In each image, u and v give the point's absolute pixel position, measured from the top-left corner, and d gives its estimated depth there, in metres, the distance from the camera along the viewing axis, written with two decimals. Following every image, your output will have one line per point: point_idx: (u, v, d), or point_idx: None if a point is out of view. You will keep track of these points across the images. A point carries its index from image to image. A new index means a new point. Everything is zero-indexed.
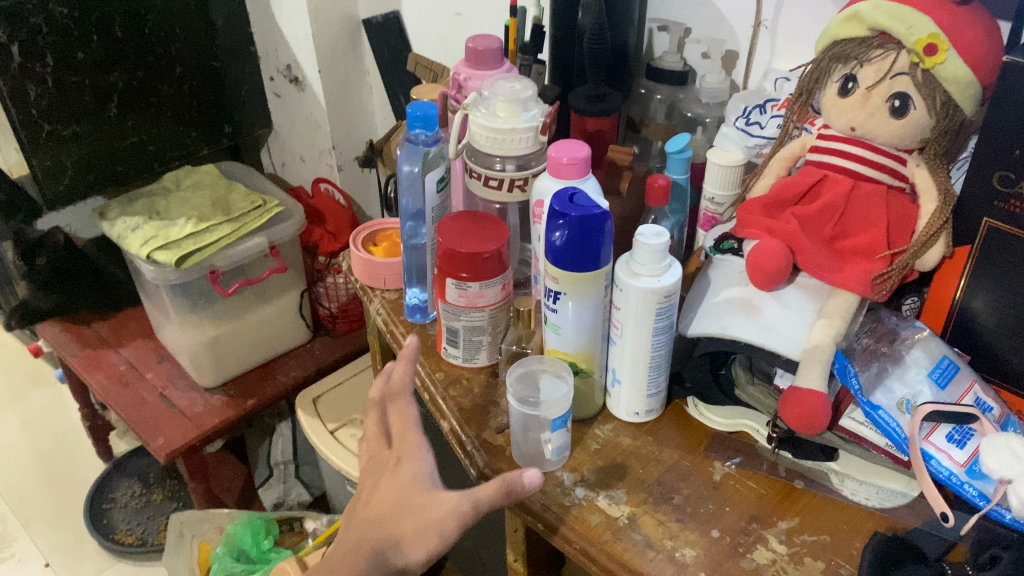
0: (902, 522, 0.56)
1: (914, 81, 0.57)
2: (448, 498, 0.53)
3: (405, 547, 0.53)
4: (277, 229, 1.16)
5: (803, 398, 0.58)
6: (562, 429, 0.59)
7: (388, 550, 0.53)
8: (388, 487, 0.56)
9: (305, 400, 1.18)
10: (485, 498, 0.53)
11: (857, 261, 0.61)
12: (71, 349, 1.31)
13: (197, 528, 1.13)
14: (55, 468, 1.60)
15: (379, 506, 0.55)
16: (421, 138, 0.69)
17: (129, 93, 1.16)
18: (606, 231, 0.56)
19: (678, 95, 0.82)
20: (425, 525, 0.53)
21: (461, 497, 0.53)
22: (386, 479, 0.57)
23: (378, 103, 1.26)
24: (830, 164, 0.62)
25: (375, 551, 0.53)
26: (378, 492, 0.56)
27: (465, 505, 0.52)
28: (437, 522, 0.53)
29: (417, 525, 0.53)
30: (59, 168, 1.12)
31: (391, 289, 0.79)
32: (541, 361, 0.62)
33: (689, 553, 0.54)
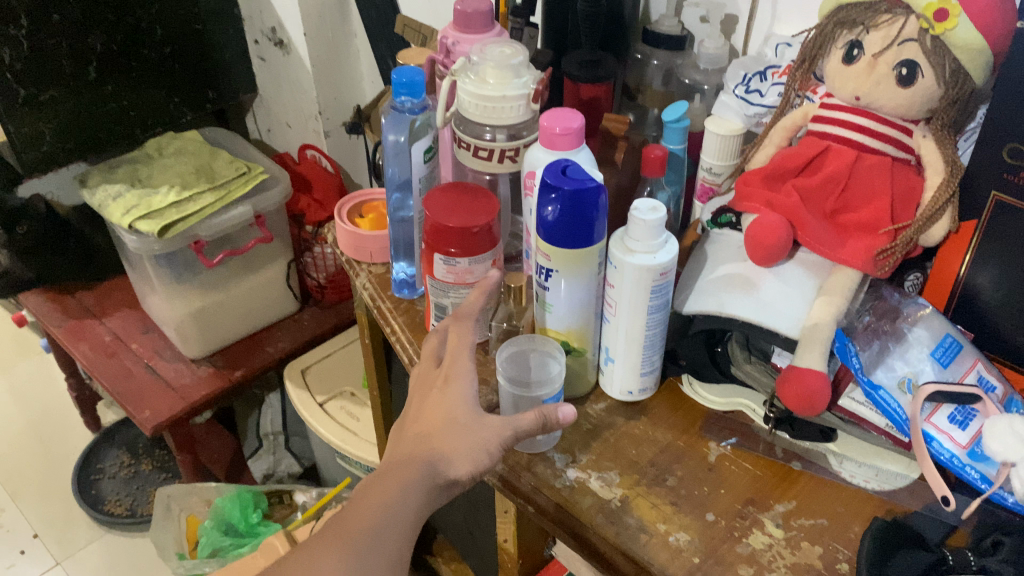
0: (902, 506, 0.54)
1: (922, 49, 0.54)
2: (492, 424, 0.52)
3: (454, 462, 0.51)
4: (263, 198, 1.13)
5: (802, 378, 0.56)
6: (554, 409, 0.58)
7: (437, 462, 0.51)
8: (437, 402, 0.53)
9: (293, 371, 1.16)
10: (524, 428, 0.52)
11: (860, 236, 0.59)
12: (55, 320, 1.29)
13: (185, 501, 1.12)
14: (44, 437, 1.58)
15: (425, 419, 0.53)
16: (407, 106, 0.66)
17: (108, 57, 1.12)
18: (600, 206, 0.54)
19: (675, 61, 0.79)
20: (470, 447, 0.51)
21: (504, 423, 0.52)
22: (433, 396, 0.54)
23: (365, 68, 1.22)
24: (833, 134, 0.59)
25: (425, 464, 0.51)
26: (423, 407, 0.54)
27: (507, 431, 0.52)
28: (482, 443, 0.51)
29: (464, 445, 0.51)
30: (37, 134, 1.09)
31: (378, 263, 0.77)
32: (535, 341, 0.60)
33: (683, 537, 0.53)
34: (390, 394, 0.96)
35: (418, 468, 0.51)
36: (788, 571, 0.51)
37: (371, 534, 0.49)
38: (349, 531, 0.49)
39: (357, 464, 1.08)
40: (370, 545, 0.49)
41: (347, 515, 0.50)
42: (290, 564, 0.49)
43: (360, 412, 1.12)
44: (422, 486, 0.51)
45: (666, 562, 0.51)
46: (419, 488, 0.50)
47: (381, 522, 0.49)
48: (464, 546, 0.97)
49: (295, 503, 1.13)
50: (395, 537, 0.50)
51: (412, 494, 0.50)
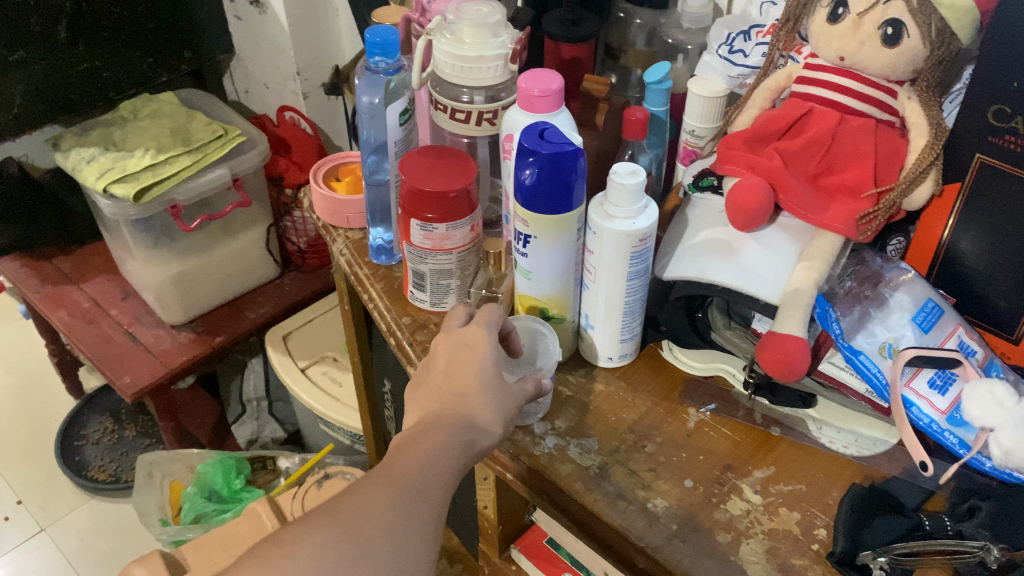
0: (880, 471, 0.54)
1: (908, 8, 0.52)
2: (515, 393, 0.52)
3: (485, 421, 0.50)
4: (240, 160, 1.11)
5: (782, 344, 0.55)
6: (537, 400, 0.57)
7: (473, 421, 0.49)
8: (467, 360, 0.52)
9: (275, 337, 1.15)
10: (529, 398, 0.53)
11: (843, 200, 0.58)
12: (32, 286, 1.27)
13: (168, 468, 1.12)
14: (26, 403, 1.57)
15: (451, 378, 0.51)
16: (381, 67, 0.64)
17: (79, 17, 1.09)
18: (578, 169, 0.52)
19: (660, 20, 0.78)
20: (498, 409, 0.51)
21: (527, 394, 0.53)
22: (461, 351, 0.52)
23: (344, 27, 1.19)
24: (817, 96, 0.58)
25: (459, 419, 0.49)
26: (450, 365, 0.52)
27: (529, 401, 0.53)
28: (509, 406, 0.51)
29: (496, 408, 0.50)
30: (8, 95, 1.08)
31: (355, 228, 0.76)
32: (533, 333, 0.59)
33: (661, 504, 0.52)
34: (371, 360, 0.96)
35: (457, 427, 0.48)
36: (766, 536, 0.51)
37: (418, 482, 0.45)
38: (395, 477, 0.45)
39: (340, 429, 1.08)
40: (418, 494, 0.45)
41: (390, 462, 0.46)
42: (328, 508, 0.43)
43: (343, 377, 1.11)
44: (461, 442, 0.48)
45: (644, 529, 0.51)
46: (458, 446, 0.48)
47: (426, 473, 0.46)
48: (447, 510, 0.97)
49: (278, 469, 1.13)
50: (438, 492, 0.46)
51: (452, 452, 0.47)
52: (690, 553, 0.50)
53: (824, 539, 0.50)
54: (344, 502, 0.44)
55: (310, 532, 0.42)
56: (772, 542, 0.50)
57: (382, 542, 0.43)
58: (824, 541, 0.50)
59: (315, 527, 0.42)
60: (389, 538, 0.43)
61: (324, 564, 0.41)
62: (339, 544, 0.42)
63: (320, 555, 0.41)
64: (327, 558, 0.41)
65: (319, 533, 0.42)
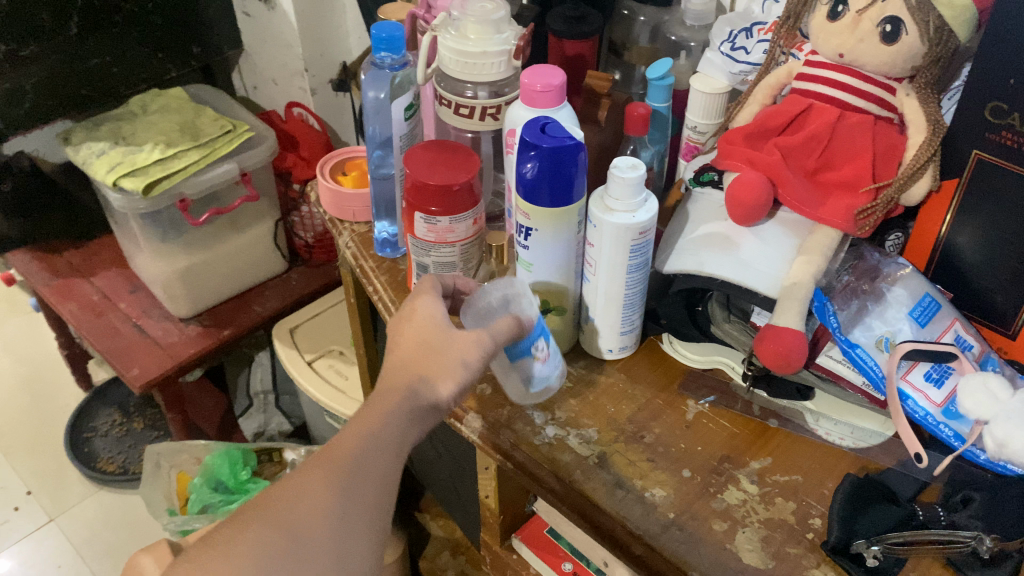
0: (875, 463, 0.55)
1: (906, 5, 0.53)
2: (469, 334, 0.51)
3: (430, 385, 0.50)
4: (248, 155, 1.12)
5: (780, 336, 0.56)
6: (531, 361, 0.55)
7: (417, 390, 0.49)
8: (409, 331, 0.52)
9: (282, 330, 1.16)
10: (501, 333, 0.52)
11: (841, 195, 0.58)
12: (42, 278, 1.29)
13: (175, 459, 1.13)
14: (36, 396, 1.59)
15: (400, 350, 0.52)
16: (387, 62, 0.66)
17: (90, 13, 1.11)
18: (579, 163, 0.53)
19: (663, 17, 0.78)
20: (448, 360, 0.50)
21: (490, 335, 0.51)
22: (404, 324, 0.53)
23: (351, 23, 1.20)
24: (816, 92, 0.59)
25: (406, 389, 0.49)
26: (399, 333, 0.52)
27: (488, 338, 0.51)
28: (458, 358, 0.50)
29: (447, 362, 0.50)
30: (18, 90, 1.10)
31: (360, 222, 0.77)
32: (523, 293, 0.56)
33: (659, 493, 0.53)
34: (376, 353, 0.97)
35: (400, 397, 0.49)
36: (761, 525, 0.51)
37: (357, 463, 0.46)
38: (334, 460, 0.46)
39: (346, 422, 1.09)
40: (357, 475, 0.46)
41: (330, 445, 0.47)
42: (266, 498, 0.44)
43: (350, 371, 1.13)
44: (406, 414, 0.49)
45: (641, 517, 0.52)
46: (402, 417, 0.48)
47: (366, 450, 0.47)
48: (451, 503, 0.99)
49: (283, 461, 1.14)
50: (380, 471, 0.47)
51: (393, 424, 0.48)
52: (686, 541, 0.50)
53: (819, 528, 0.51)
54: (282, 492, 0.44)
55: (245, 526, 0.43)
56: (767, 531, 0.51)
57: (320, 528, 0.44)
58: (819, 530, 0.51)
59: (249, 522, 0.43)
60: (328, 522, 0.44)
61: (261, 558, 0.42)
62: (276, 537, 0.43)
63: (256, 549, 0.42)
64: (264, 551, 0.42)
65: (254, 527, 0.43)
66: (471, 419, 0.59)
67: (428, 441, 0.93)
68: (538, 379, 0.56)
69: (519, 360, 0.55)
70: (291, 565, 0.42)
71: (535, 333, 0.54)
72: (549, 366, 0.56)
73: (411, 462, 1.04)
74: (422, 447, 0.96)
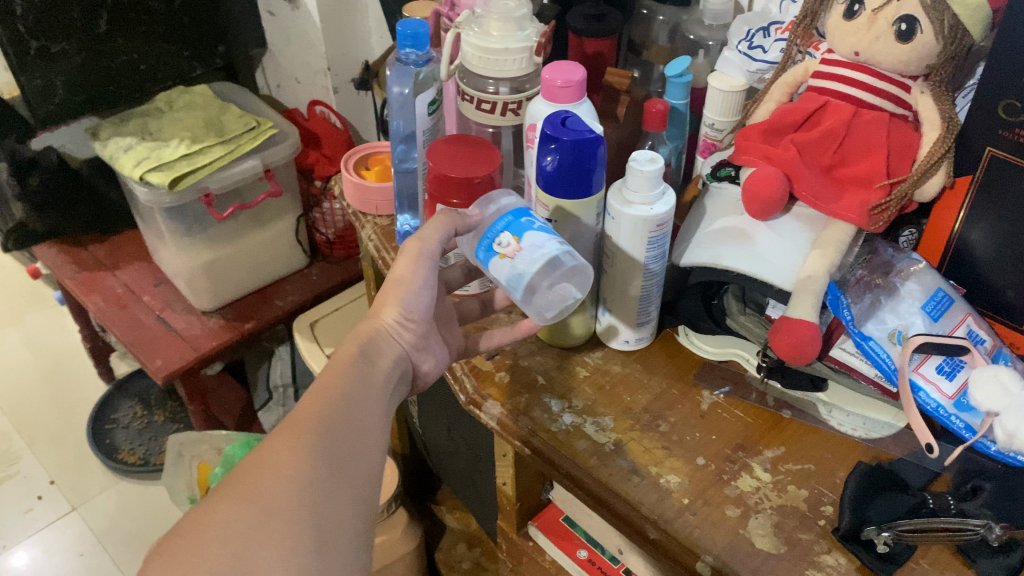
0: (887, 453, 0.56)
1: (921, 4, 0.54)
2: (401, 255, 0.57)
3: (377, 327, 0.56)
4: (272, 152, 1.15)
5: (794, 328, 0.57)
6: (497, 259, 0.54)
7: (369, 340, 0.55)
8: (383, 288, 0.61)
9: (302, 324, 1.18)
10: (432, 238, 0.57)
11: (855, 190, 0.59)
12: (68, 271, 1.32)
13: (195, 449, 1.16)
14: (59, 388, 1.62)
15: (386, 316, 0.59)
16: (411, 58, 0.67)
17: (119, 10, 1.13)
18: (598, 156, 0.55)
19: (682, 17, 0.80)
20: (390, 288, 0.57)
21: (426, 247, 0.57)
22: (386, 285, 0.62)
23: (374, 23, 1.22)
24: (833, 90, 0.60)
25: (360, 335, 0.56)
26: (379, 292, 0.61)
27: (417, 242, 0.56)
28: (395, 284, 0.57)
29: (391, 290, 0.57)
30: (49, 87, 1.11)
31: (382, 215, 0.79)
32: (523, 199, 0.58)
33: (674, 479, 0.54)
34: None
35: (357, 331, 0.56)
36: (774, 512, 0.52)
37: (317, 427, 0.47)
38: (296, 426, 0.47)
39: None
40: (321, 438, 0.46)
41: (289, 418, 0.48)
42: (231, 479, 0.44)
43: None
44: (359, 365, 0.53)
45: (656, 502, 0.53)
46: (354, 350, 0.54)
47: (325, 411, 0.48)
48: (466, 495, 1.00)
49: None
50: (341, 428, 0.48)
51: (349, 361, 0.53)
52: (700, 526, 0.52)
53: (831, 515, 0.52)
54: (247, 466, 0.44)
55: (214, 507, 0.42)
56: (779, 517, 0.52)
57: (290, 492, 0.43)
58: (830, 517, 0.52)
59: (219, 502, 0.42)
60: (298, 484, 0.44)
61: (234, 530, 0.41)
62: (249, 512, 0.42)
63: (231, 524, 0.41)
64: (238, 525, 0.41)
65: (224, 506, 0.42)
66: (490, 406, 0.60)
67: (446, 432, 0.94)
68: (512, 280, 0.53)
69: (490, 261, 0.54)
70: (265, 533, 0.41)
71: (499, 225, 0.54)
72: (522, 262, 0.53)
73: (427, 454, 1.06)
74: (439, 439, 0.98)
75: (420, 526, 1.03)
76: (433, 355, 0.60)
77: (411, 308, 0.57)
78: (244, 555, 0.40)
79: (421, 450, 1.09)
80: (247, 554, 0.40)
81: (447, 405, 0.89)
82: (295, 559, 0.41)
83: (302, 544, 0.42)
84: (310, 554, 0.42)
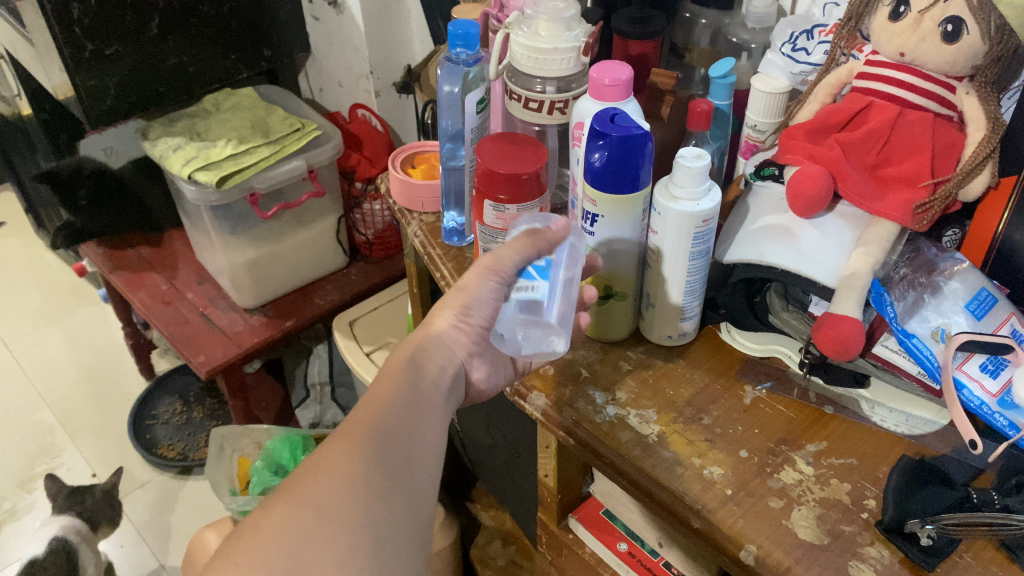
0: (929, 449, 0.57)
1: (968, 5, 0.54)
2: (471, 267, 0.58)
3: (432, 330, 0.57)
4: (316, 153, 1.17)
5: (838, 325, 0.58)
6: None
7: (421, 341, 0.57)
8: None
9: (342, 322, 1.20)
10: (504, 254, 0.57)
11: (899, 189, 0.60)
12: (115, 269, 1.35)
13: (237, 443, 1.19)
14: (100, 383, 1.65)
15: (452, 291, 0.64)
16: (462, 57, 0.70)
17: (170, 14, 1.16)
18: (646, 153, 0.56)
19: (724, 21, 0.81)
20: (451, 293, 0.58)
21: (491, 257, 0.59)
22: None
23: (416, 28, 1.24)
24: (877, 90, 0.61)
25: (418, 343, 0.56)
26: None
27: (489, 256, 0.57)
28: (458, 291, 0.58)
29: (452, 296, 0.58)
30: (102, 88, 1.14)
31: (428, 212, 0.81)
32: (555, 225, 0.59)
33: (717, 471, 0.55)
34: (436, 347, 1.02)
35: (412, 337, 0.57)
36: (817, 504, 0.53)
37: (371, 431, 0.48)
38: (350, 430, 0.48)
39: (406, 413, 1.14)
40: (375, 442, 0.47)
41: (344, 422, 0.49)
42: (288, 481, 0.45)
43: None
44: (412, 363, 0.54)
45: (699, 493, 0.54)
46: (405, 356, 0.55)
47: (379, 413, 0.49)
48: (501, 490, 1.02)
49: None
50: (395, 432, 0.48)
51: (399, 366, 0.54)
52: (743, 516, 0.52)
53: (874, 508, 0.53)
54: (304, 468, 0.45)
55: (270, 508, 0.43)
56: (822, 510, 0.53)
57: (344, 497, 0.44)
58: (873, 511, 0.53)
59: (275, 504, 0.43)
60: (352, 487, 0.44)
61: (291, 532, 0.42)
62: (304, 514, 0.43)
63: (286, 525, 0.42)
64: (293, 527, 0.42)
65: (280, 507, 0.43)
66: (535, 397, 0.61)
67: (485, 428, 0.96)
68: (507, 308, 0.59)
69: None
70: (321, 534, 0.42)
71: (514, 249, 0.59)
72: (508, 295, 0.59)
73: (464, 450, 1.09)
74: (477, 435, 1.00)
75: (456, 522, 1.05)
76: (485, 362, 0.60)
77: (471, 310, 0.58)
78: (299, 556, 0.41)
79: (458, 447, 1.12)
80: (301, 555, 0.41)
81: (488, 401, 0.90)
82: (348, 563, 0.42)
83: (355, 548, 0.43)
84: (365, 558, 0.43)
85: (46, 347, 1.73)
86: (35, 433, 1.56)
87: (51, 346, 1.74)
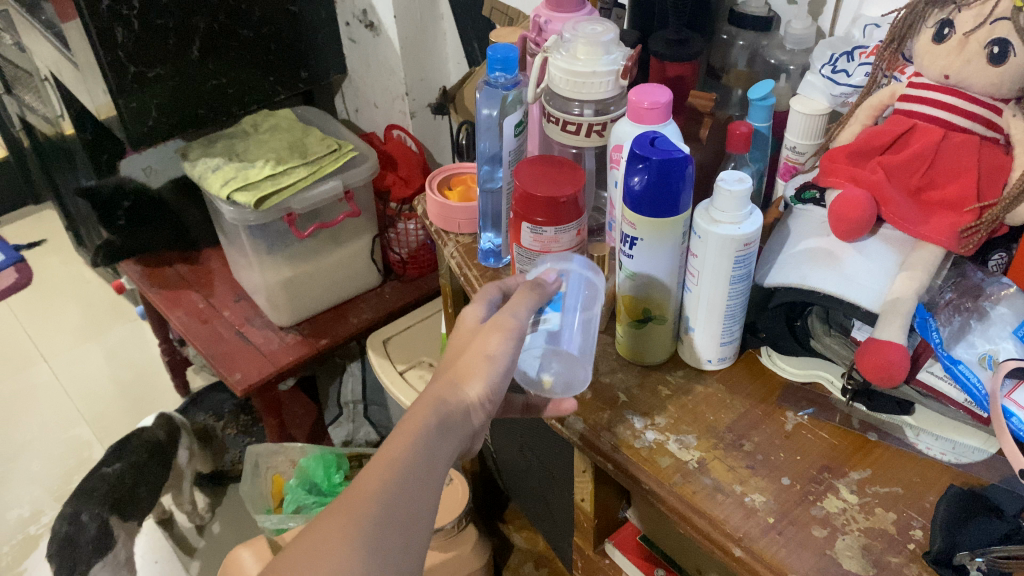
0: (978, 478, 0.55)
1: (1015, 27, 0.53)
2: (490, 326, 0.55)
3: (458, 393, 0.53)
4: (352, 173, 1.18)
5: (881, 350, 0.56)
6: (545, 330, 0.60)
7: (444, 397, 0.52)
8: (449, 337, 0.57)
9: (376, 342, 1.20)
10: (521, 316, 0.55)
11: (944, 213, 0.59)
12: (152, 287, 1.36)
13: (271, 460, 1.19)
14: (136, 398, 1.67)
15: None
16: (500, 81, 0.71)
17: (211, 36, 1.18)
18: (687, 176, 0.56)
19: (762, 42, 0.80)
20: (473, 359, 0.54)
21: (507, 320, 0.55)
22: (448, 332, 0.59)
23: (451, 50, 1.25)
24: (920, 113, 0.60)
25: (434, 400, 0.52)
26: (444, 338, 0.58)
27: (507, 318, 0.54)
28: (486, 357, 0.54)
29: (475, 363, 0.53)
30: (144, 109, 1.16)
31: (465, 233, 0.81)
32: (582, 265, 0.62)
33: (759, 498, 0.55)
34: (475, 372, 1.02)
35: (430, 396, 0.52)
36: (861, 534, 0.52)
37: (371, 511, 0.46)
38: (359, 508, 0.46)
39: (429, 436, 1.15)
40: (374, 527, 0.46)
41: (341, 497, 0.47)
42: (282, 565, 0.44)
43: None
44: (436, 423, 0.51)
45: (741, 521, 0.53)
46: (424, 417, 0.51)
47: (387, 494, 0.47)
48: (535, 513, 1.01)
49: None
50: (396, 511, 0.47)
51: (417, 429, 0.50)
52: (786, 545, 0.52)
53: (921, 539, 0.51)
54: (298, 555, 0.45)
55: None
56: (868, 540, 0.52)
57: None
58: (920, 541, 0.51)
59: None
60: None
61: None
62: None
63: None
64: None
65: None
66: (573, 421, 0.61)
67: (519, 450, 0.96)
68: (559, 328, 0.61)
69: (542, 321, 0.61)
70: None
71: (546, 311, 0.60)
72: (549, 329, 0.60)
73: (497, 473, 1.09)
74: (512, 457, 0.99)
75: (488, 545, 1.04)
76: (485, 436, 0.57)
77: (495, 372, 0.53)
78: None
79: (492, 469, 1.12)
80: None
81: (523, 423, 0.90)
82: None
83: None
84: None
85: (85, 362, 1.76)
86: (73, 447, 1.58)
87: (89, 362, 1.77)
